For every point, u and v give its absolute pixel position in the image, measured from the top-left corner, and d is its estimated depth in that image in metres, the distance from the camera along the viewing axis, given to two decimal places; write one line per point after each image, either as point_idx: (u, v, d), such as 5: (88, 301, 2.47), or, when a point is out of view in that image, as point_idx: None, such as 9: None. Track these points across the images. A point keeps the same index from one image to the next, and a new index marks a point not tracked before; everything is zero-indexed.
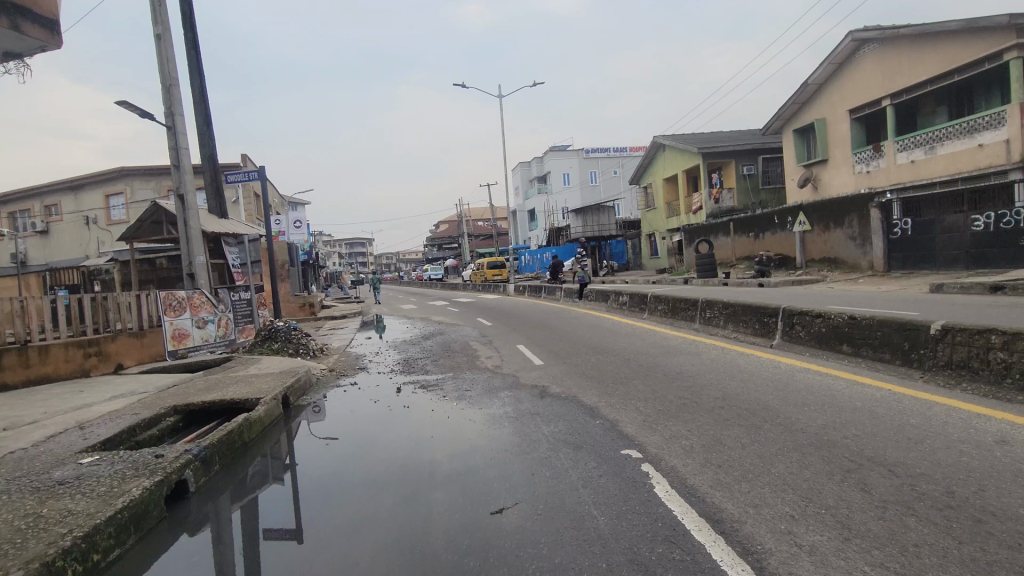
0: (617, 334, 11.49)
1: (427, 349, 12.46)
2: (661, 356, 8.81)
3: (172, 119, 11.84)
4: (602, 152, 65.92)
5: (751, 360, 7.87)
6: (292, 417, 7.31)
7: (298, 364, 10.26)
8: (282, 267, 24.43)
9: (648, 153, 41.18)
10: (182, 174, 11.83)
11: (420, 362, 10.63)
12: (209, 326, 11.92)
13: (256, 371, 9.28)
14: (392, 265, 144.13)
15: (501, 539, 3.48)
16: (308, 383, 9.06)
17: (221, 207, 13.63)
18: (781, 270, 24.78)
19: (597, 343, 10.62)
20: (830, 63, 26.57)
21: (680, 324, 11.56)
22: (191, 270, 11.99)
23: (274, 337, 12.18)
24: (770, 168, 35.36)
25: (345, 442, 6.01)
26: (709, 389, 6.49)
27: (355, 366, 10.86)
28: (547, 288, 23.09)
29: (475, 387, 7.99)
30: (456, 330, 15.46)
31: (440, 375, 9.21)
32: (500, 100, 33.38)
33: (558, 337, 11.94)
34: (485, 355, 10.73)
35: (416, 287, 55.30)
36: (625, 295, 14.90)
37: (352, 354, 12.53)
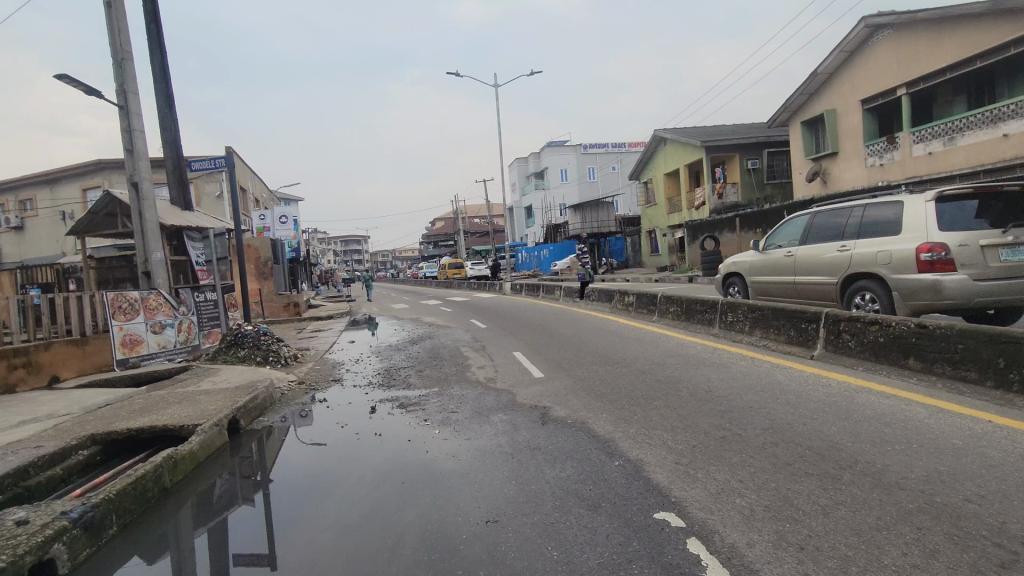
0: (627, 341, 10.19)
1: (413, 356, 11.16)
2: (682, 369, 7.53)
3: (124, 98, 10.46)
4: (600, 148, 64.49)
5: (794, 375, 6.61)
6: (241, 445, 6.04)
7: (262, 376, 8.93)
8: (264, 264, 23.01)
9: (650, 147, 39.77)
10: (136, 159, 10.47)
11: (402, 374, 9.31)
12: (167, 332, 10.61)
13: (209, 387, 7.94)
14: (387, 262, 142.87)
15: (485, 566, 3.14)
16: (269, 401, 7.69)
17: (185, 199, 12.24)
18: None
19: (604, 351, 9.36)
20: (842, 51, 25.26)
21: (696, 328, 10.29)
22: (148, 268, 10.66)
23: (241, 343, 10.86)
24: (776, 162, 34.07)
25: (295, 488, 4.73)
26: (753, 415, 5.21)
27: (328, 377, 9.54)
28: (546, 286, 21.78)
29: (462, 409, 6.70)
30: (447, 333, 14.13)
31: (424, 390, 7.94)
32: (494, 89, 32.67)
33: (559, 343, 10.67)
34: (477, 364, 9.45)
35: (410, 285, 53.84)
36: (632, 294, 13.62)
37: (329, 362, 11.22)
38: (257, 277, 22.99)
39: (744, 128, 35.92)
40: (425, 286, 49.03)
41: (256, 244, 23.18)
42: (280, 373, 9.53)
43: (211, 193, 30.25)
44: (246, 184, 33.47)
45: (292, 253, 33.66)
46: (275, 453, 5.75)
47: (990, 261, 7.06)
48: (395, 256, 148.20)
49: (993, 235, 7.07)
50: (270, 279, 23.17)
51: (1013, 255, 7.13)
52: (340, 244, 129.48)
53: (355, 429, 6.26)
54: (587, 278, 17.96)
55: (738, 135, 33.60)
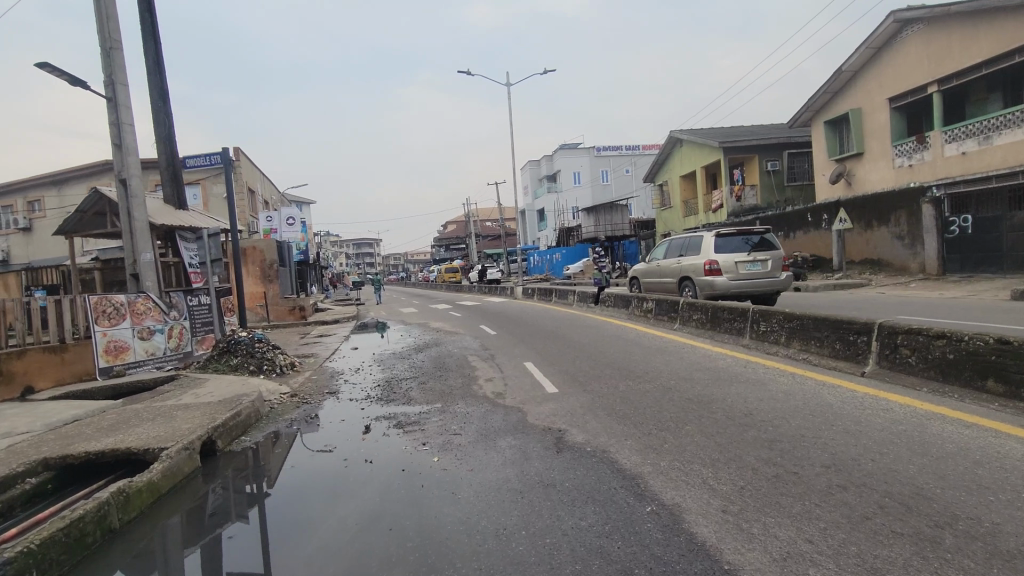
0: (647, 352, 9.36)
1: (417, 365, 10.44)
2: (711, 386, 6.71)
3: (112, 89, 9.97)
4: (614, 151, 63.59)
5: (843, 396, 5.76)
6: (215, 470, 5.33)
7: (250, 386, 8.23)
8: (269, 267, 22.46)
9: (665, 148, 38.85)
10: (125, 154, 9.96)
11: (403, 386, 8.56)
12: (156, 338, 10.04)
13: (191, 399, 7.28)
14: (399, 266, 142.90)
15: None
16: (255, 417, 7.00)
17: (178, 197, 11.66)
18: (816, 273, 22.44)
19: (623, 363, 8.57)
20: (868, 47, 24.26)
21: (722, 338, 9.49)
22: (136, 269, 10.12)
23: (234, 350, 10.21)
24: (796, 163, 32.99)
25: (279, 518, 4.16)
26: (808, 449, 4.36)
27: (324, 389, 8.81)
28: (559, 291, 20.95)
29: (466, 430, 5.92)
30: (454, 340, 13.40)
31: (425, 406, 7.18)
32: (507, 89, 31.91)
33: (574, 353, 9.91)
34: (484, 376, 8.67)
35: (421, 288, 53.17)
36: (651, 300, 12.82)
37: (328, 371, 10.53)
38: (262, 280, 22.48)
39: (763, 128, 34.88)
40: (436, 289, 48.34)
41: (261, 246, 22.64)
42: (273, 383, 8.84)
43: (219, 194, 29.91)
44: (255, 186, 33.14)
45: (301, 256, 33.24)
46: (249, 482, 5.01)
47: (740, 269, 11.86)
48: (407, 259, 148.06)
49: (742, 256, 11.92)
50: (275, 282, 22.63)
51: (753, 267, 11.96)
52: (353, 247, 129.85)
53: (343, 453, 5.51)
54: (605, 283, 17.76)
55: (757, 136, 32.62)
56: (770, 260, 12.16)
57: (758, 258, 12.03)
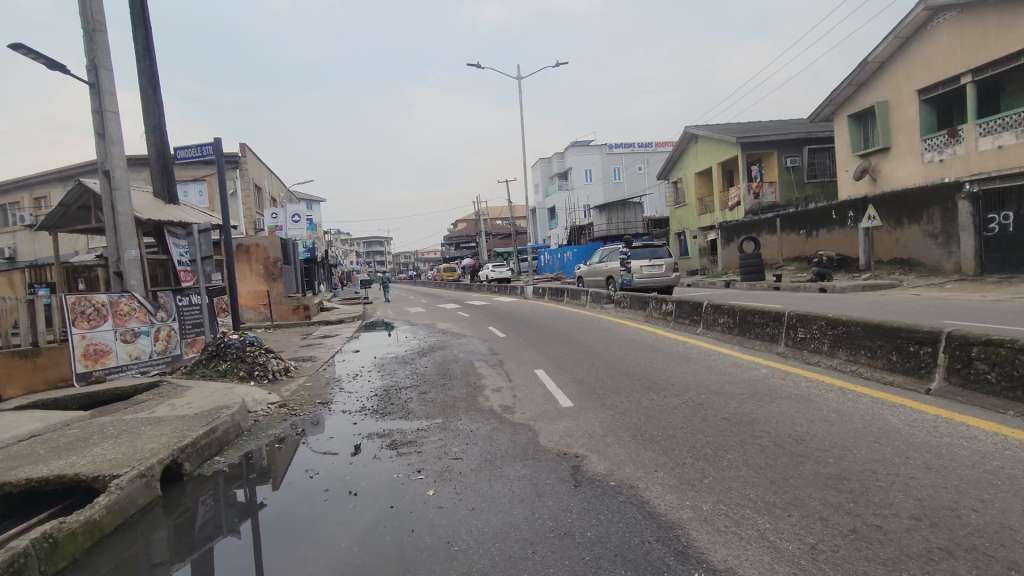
0: (669, 360, 8.53)
1: (419, 371, 9.71)
2: (749, 403, 5.88)
3: (95, 75, 9.30)
4: (626, 147, 62.55)
5: (910, 417, 4.92)
6: (181, 498, 4.65)
7: (234, 395, 7.52)
8: (273, 265, 21.88)
9: (680, 144, 37.79)
10: (108, 144, 9.30)
11: (401, 396, 7.78)
12: (141, 341, 9.40)
13: (167, 411, 6.59)
14: (409, 264, 142.72)
15: None
16: (236, 432, 6.28)
17: (168, 190, 10.98)
18: (841, 273, 21.42)
19: (644, 373, 7.77)
20: (896, 37, 23.14)
21: (751, 344, 8.67)
22: (120, 267, 9.49)
23: (223, 354, 9.49)
24: (817, 159, 31.88)
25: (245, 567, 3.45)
26: (892, 496, 3.52)
27: (316, 399, 8.07)
28: (570, 291, 20.16)
29: (469, 453, 5.11)
30: (460, 343, 12.67)
31: (423, 421, 6.37)
32: (518, 82, 31.11)
33: (589, 361, 9.10)
34: (491, 386, 7.89)
35: (430, 287, 52.63)
36: (671, 302, 12.00)
37: (325, 377, 9.82)
38: (266, 279, 21.90)
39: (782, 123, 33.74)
40: (446, 288, 47.73)
41: (265, 244, 22.05)
42: (261, 391, 8.14)
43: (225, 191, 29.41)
44: (262, 183, 32.64)
45: (307, 254, 32.67)
46: (214, 516, 4.28)
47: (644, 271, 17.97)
48: (417, 257, 147.76)
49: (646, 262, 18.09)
50: (279, 281, 22.02)
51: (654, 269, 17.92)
52: (363, 245, 129.82)
53: (324, 484, 4.70)
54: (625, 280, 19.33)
55: (776, 131, 31.51)
56: (667, 265, 18.30)
57: (656, 263, 18.07)
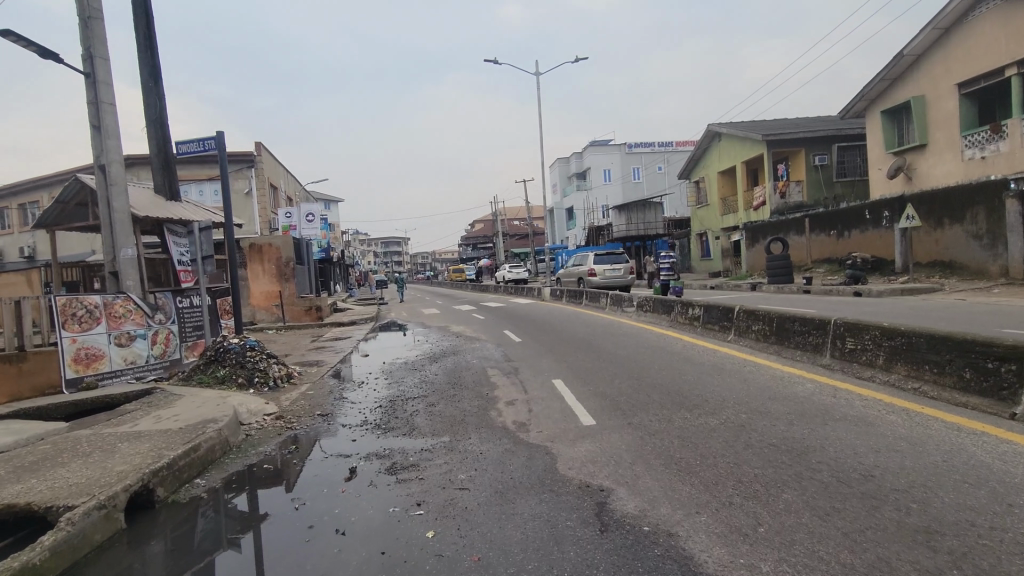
0: (699, 371, 7.78)
1: (429, 378, 9.09)
2: (797, 426, 5.15)
3: (91, 64, 8.88)
4: (646, 147, 61.43)
5: (1000, 450, 4.12)
6: (151, 527, 4.10)
7: (227, 404, 7.00)
8: (286, 265, 21.56)
9: (703, 143, 36.78)
10: (104, 137, 8.88)
11: (408, 409, 7.15)
12: (137, 344, 8.98)
13: (150, 423, 6.08)
14: (427, 264, 142.96)
15: None
16: (222, 449, 5.71)
17: (169, 185, 10.55)
18: (875, 276, 20.34)
19: (672, 386, 7.06)
20: (934, 27, 21.96)
21: (790, 355, 7.88)
22: (116, 267, 9.07)
23: (221, 359, 8.97)
24: (847, 157, 30.67)
25: None
26: (1004, 562, 2.78)
27: (315, 410, 7.49)
28: (588, 293, 19.46)
29: (478, 483, 4.43)
30: (473, 347, 12.04)
31: (429, 440, 5.72)
32: (536, 79, 30.42)
33: (611, 370, 8.41)
34: (504, 398, 7.22)
35: (447, 288, 52.27)
36: (698, 306, 11.23)
37: (329, 384, 9.27)
38: (278, 278, 21.60)
39: (810, 120, 32.56)
40: (462, 289, 47.27)
41: (277, 243, 21.62)
42: (258, 400, 7.61)
43: (240, 189, 29.16)
44: (277, 183, 32.51)
45: (322, 254, 32.36)
46: (191, 547, 3.78)
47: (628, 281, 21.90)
48: (434, 258, 147.84)
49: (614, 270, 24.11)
50: (291, 280, 21.70)
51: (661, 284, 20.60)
52: (380, 246, 130.17)
53: (308, 519, 4.06)
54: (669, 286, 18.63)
55: (804, 128, 30.38)
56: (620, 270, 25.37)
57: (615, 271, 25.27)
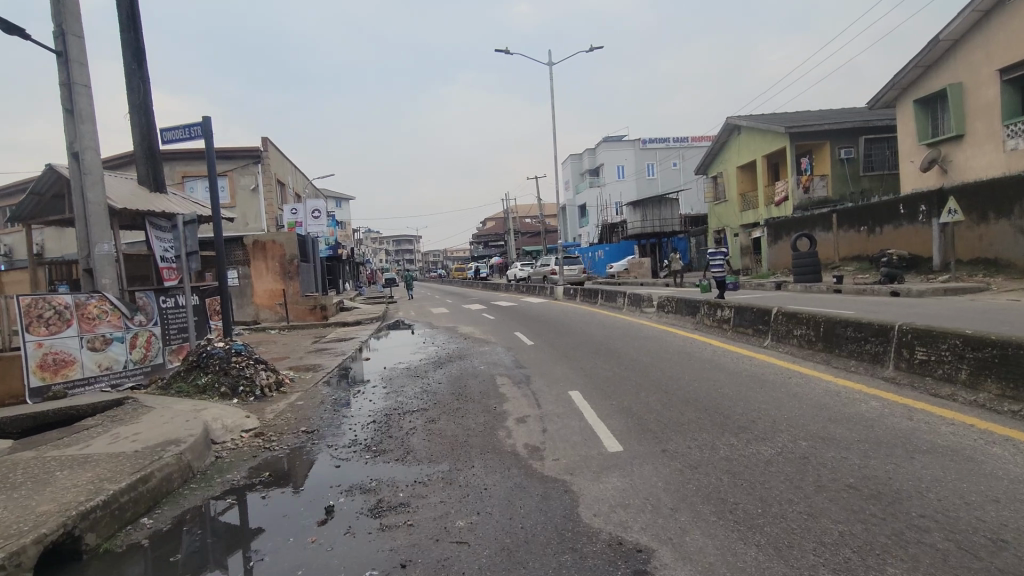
0: (738, 383, 6.83)
1: (432, 387, 8.22)
2: (876, 460, 4.18)
3: (63, 42, 8.06)
4: (660, 142, 60.08)
5: None
6: None
7: (200, 419, 6.15)
8: (289, 263, 20.83)
9: (721, 136, 35.51)
10: (78, 122, 8.08)
11: (404, 426, 6.27)
12: (113, 348, 8.19)
13: (105, 443, 5.26)
14: (438, 262, 142.49)
15: None
16: (184, 476, 4.86)
17: (154, 176, 9.75)
18: (911, 274, 19.13)
19: (710, 402, 6.10)
20: (975, 10, 20.61)
21: (842, 367, 6.88)
22: (90, 264, 8.29)
23: (203, 365, 8.15)
24: (874, 151, 29.35)
25: None
26: None
27: (301, 424, 6.64)
28: (604, 293, 18.47)
29: (479, 536, 3.52)
30: (481, 351, 11.16)
31: (424, 469, 4.82)
32: (551, 69, 29.29)
33: (635, 381, 7.48)
34: (514, 414, 6.31)
35: (458, 286, 51.40)
36: (728, 307, 10.24)
37: (322, 393, 8.43)
38: (282, 276, 20.87)
39: (835, 112, 31.19)
40: (473, 287, 46.39)
41: (280, 240, 20.89)
42: (237, 413, 6.77)
43: (246, 186, 28.45)
44: (285, 179, 31.87)
45: (330, 251, 31.64)
46: None
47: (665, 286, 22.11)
48: (446, 256, 147.01)
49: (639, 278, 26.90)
50: (295, 279, 20.99)
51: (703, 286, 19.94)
52: (391, 243, 129.69)
53: None
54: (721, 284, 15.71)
55: (829, 120, 29.05)
56: None
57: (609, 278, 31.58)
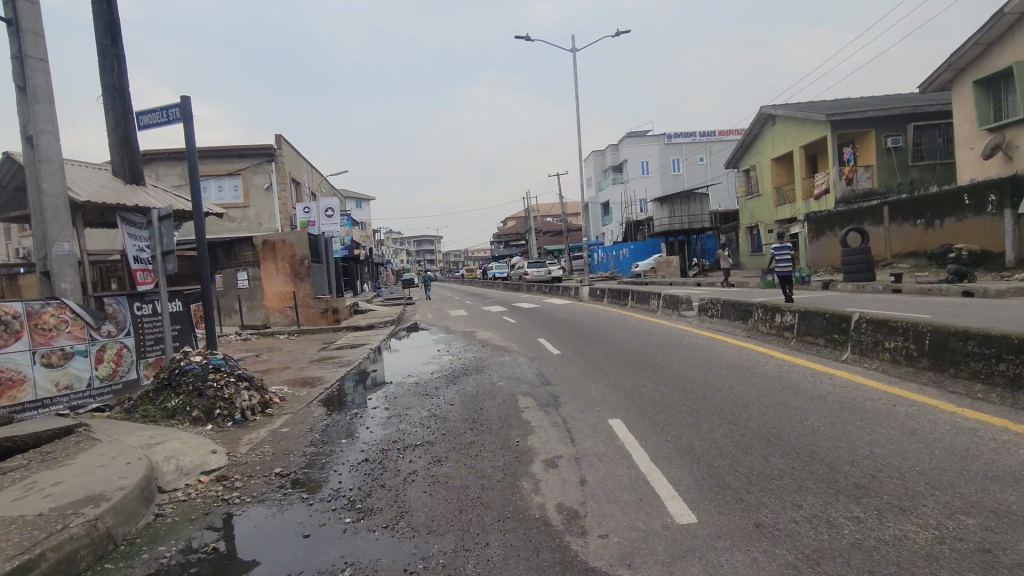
0: (826, 414, 5.34)
1: (441, 410, 6.86)
2: None
3: (14, 8, 6.96)
4: (686, 137, 57.99)
5: None
6: None
7: (147, 458, 4.90)
8: (300, 264, 19.77)
9: (754, 127, 33.57)
10: (32, 100, 7.00)
11: (402, 469, 4.91)
12: (75, 364, 7.07)
13: (11, 499, 4.05)
14: (458, 262, 141.68)
15: None
16: (102, 551, 3.62)
17: (128, 166, 8.63)
18: (979, 271, 17.22)
19: (802, 443, 4.62)
20: None
21: (965, 394, 5.34)
22: (47, 266, 7.19)
23: (175, 383, 7.00)
24: (924, 138, 27.22)
25: None
26: None
27: (278, 463, 5.36)
28: (635, 294, 16.98)
29: None
30: (502, 363, 9.82)
31: (419, 548, 3.46)
32: (574, 56, 27.66)
33: (693, 407, 6.02)
34: (542, 456, 4.92)
35: (477, 287, 50.13)
36: (791, 312, 8.70)
37: (315, 416, 7.17)
38: (293, 278, 19.80)
39: (880, 97, 29.06)
40: (495, 288, 45.07)
41: (291, 240, 19.80)
42: (201, 448, 5.52)
43: (260, 185, 27.59)
44: (299, 177, 30.96)
45: (346, 251, 30.66)
46: None
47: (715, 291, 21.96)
48: (466, 255, 145.76)
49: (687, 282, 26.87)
50: (306, 280, 19.87)
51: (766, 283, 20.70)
52: (411, 243, 129.23)
53: None
54: (784, 282, 16.85)
55: (875, 106, 27.01)
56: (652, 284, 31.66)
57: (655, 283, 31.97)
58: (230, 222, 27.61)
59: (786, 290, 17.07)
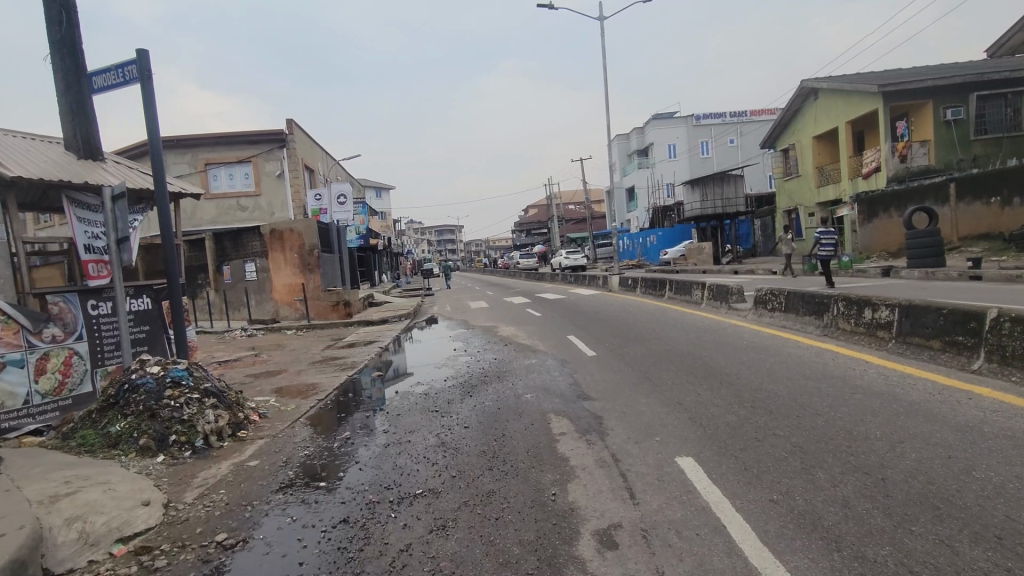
0: (998, 459, 3.70)
1: (452, 436, 5.36)
2: None
3: None
4: (716, 118, 55.30)
5: None
6: None
7: (37, 523, 3.51)
8: (309, 255, 18.49)
9: (794, 102, 31.18)
10: None
11: (391, 542, 3.43)
12: (6, 377, 5.77)
13: None
14: (479, 251, 140.49)
15: None
16: None
17: (85, 139, 7.35)
18: None
19: (998, 519, 2.98)
20: None
21: None
22: None
23: (124, 402, 5.65)
24: (988, 109, 24.70)
25: None
26: None
27: (227, 523, 3.91)
28: (674, 284, 15.31)
29: None
30: (528, 367, 8.30)
31: None
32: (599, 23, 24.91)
33: (794, 440, 4.40)
34: (593, 525, 3.39)
35: (500, 278, 48.69)
36: (888, 307, 6.99)
37: (295, 441, 5.75)
38: (302, 269, 18.56)
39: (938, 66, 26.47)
40: (517, 278, 43.52)
41: (299, 229, 18.48)
42: (130, 498, 4.13)
43: (272, 172, 26.42)
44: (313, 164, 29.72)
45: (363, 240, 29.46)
46: None
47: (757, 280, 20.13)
48: (487, 245, 144.48)
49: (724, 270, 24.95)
50: (316, 272, 18.59)
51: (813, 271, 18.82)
52: (433, 233, 128.43)
53: None
54: (827, 269, 14.96)
55: (933, 75, 24.52)
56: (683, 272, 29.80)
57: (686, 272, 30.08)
58: (243, 212, 26.54)
59: (829, 277, 15.30)
